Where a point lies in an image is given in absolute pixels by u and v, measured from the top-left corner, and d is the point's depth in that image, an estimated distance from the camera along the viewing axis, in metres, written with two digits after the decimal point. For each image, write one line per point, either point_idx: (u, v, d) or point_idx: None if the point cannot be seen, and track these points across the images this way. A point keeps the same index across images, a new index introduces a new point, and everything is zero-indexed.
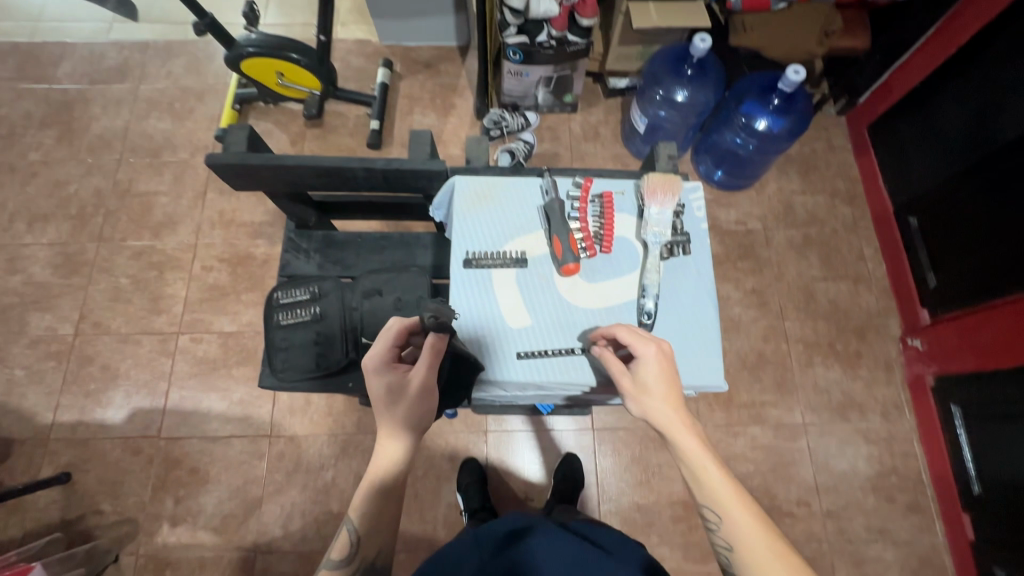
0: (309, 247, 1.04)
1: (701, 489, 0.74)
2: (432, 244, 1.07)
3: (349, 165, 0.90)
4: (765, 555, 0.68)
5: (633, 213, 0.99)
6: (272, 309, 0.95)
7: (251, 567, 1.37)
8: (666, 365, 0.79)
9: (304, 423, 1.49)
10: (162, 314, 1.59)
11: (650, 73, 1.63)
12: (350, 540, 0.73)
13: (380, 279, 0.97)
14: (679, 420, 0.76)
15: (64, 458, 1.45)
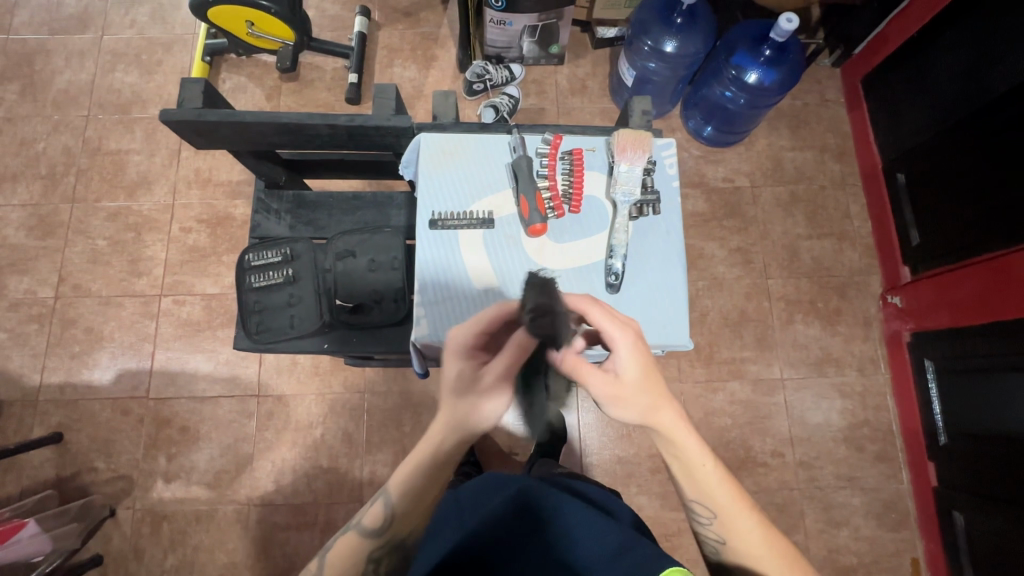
0: (280, 207, 1.01)
1: (698, 487, 0.72)
2: (405, 204, 1.04)
3: (311, 122, 0.86)
4: (757, 548, 0.70)
5: (603, 171, 0.98)
6: (244, 271, 0.96)
7: (246, 519, 1.42)
8: (644, 358, 0.71)
9: (291, 383, 1.51)
10: (143, 276, 1.57)
11: (638, 21, 1.53)
12: (382, 515, 0.70)
13: (353, 241, 0.97)
14: (665, 419, 0.71)
15: (55, 418, 1.46)
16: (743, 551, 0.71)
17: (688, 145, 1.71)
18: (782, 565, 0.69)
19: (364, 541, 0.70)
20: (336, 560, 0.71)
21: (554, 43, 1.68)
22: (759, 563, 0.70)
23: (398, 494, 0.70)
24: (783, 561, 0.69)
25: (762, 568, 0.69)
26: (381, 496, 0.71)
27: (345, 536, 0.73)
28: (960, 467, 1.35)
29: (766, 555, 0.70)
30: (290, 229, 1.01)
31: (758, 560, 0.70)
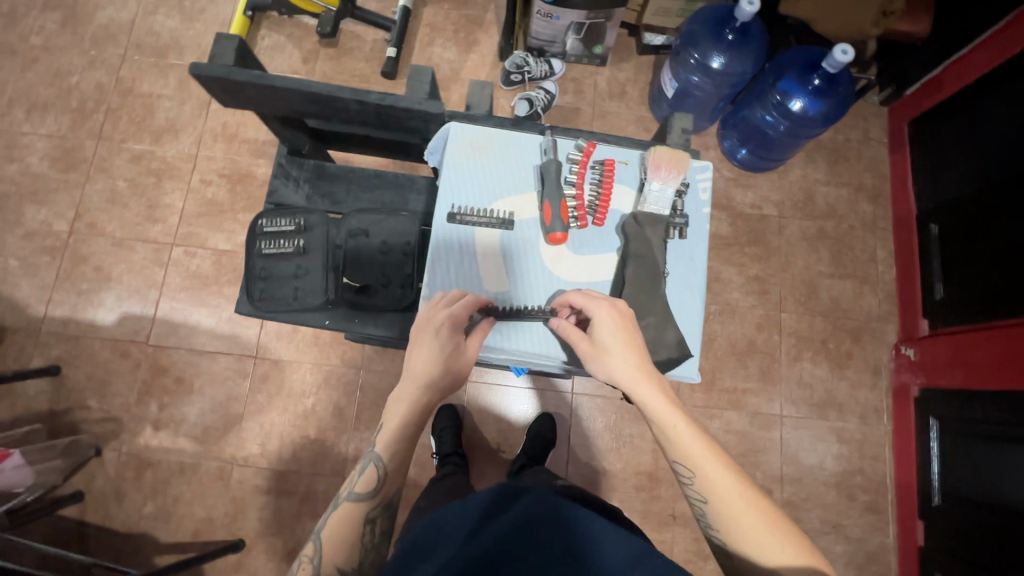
0: (298, 175, 1.00)
1: (674, 445, 0.72)
2: (426, 189, 1.02)
3: (340, 95, 0.84)
4: (739, 504, 0.67)
5: (633, 186, 0.95)
6: (254, 236, 0.95)
7: (228, 477, 1.43)
8: (622, 322, 0.79)
9: (290, 349, 1.51)
10: (158, 223, 1.57)
11: (687, 32, 1.50)
12: (377, 474, 0.79)
13: (367, 220, 0.96)
14: (642, 377, 0.76)
15: (55, 352, 1.48)
16: (726, 523, 0.67)
17: (720, 166, 1.67)
18: (770, 534, 0.65)
19: (361, 504, 0.78)
20: (334, 531, 0.76)
21: (599, 44, 1.65)
22: (745, 535, 0.66)
23: (389, 451, 0.79)
24: (772, 528, 0.65)
25: (755, 540, 0.65)
26: (372, 459, 0.80)
27: (339, 509, 0.79)
28: (950, 532, 1.32)
29: (747, 517, 0.66)
30: (307, 199, 1.00)
31: (744, 527, 0.66)
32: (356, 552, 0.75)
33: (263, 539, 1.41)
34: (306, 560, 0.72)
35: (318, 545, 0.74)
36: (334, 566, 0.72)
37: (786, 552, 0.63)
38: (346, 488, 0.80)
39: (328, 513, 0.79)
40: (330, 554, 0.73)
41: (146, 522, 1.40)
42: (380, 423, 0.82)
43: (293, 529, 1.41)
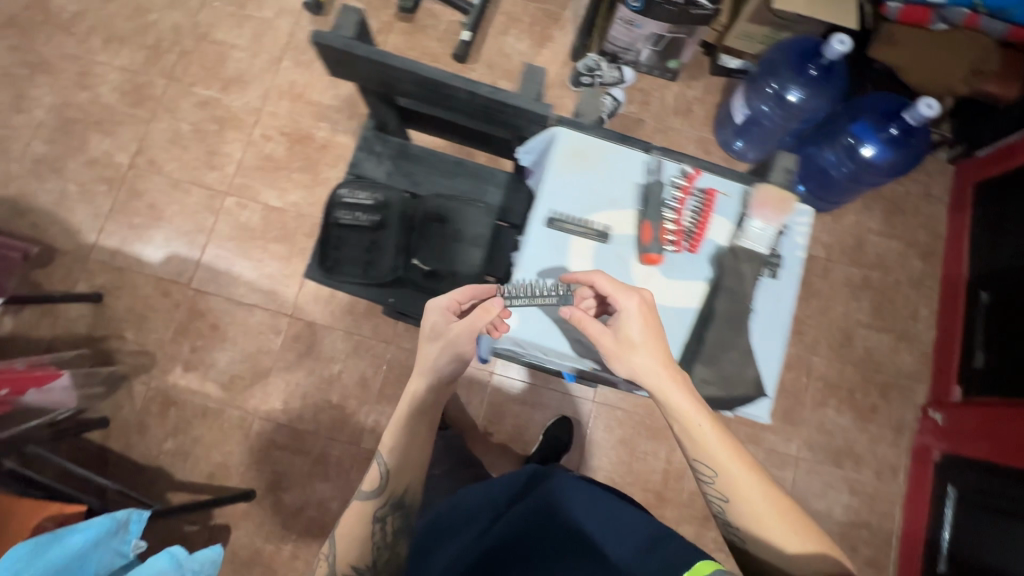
0: (383, 151, 1.02)
1: (699, 450, 0.76)
2: (505, 184, 1.04)
3: (453, 84, 0.86)
4: (758, 503, 0.73)
5: (732, 219, 0.96)
6: (333, 205, 0.96)
7: (248, 427, 1.47)
8: (647, 316, 0.81)
9: (325, 314, 1.53)
10: (215, 170, 1.60)
11: (768, 60, 1.49)
12: (380, 475, 0.84)
13: (446, 206, 0.99)
14: (670, 376, 0.78)
15: (100, 280, 1.51)
16: (747, 521, 0.73)
17: None
18: (783, 531, 0.71)
19: (368, 504, 0.83)
20: (349, 530, 0.82)
21: (674, 58, 1.65)
22: (765, 531, 0.72)
23: (392, 450, 0.85)
24: (786, 527, 0.71)
25: (771, 533, 0.71)
26: (376, 462, 0.85)
27: (351, 510, 0.84)
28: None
29: (766, 516, 0.72)
30: (388, 177, 1.02)
31: (763, 525, 0.72)
32: (368, 546, 0.81)
33: (273, 493, 1.44)
34: (323, 561, 0.81)
35: (334, 546, 0.82)
36: (349, 563, 0.79)
37: (798, 545, 0.70)
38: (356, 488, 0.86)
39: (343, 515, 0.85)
40: (345, 552, 0.81)
41: (164, 458, 1.44)
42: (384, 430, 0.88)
43: (303, 488, 1.44)
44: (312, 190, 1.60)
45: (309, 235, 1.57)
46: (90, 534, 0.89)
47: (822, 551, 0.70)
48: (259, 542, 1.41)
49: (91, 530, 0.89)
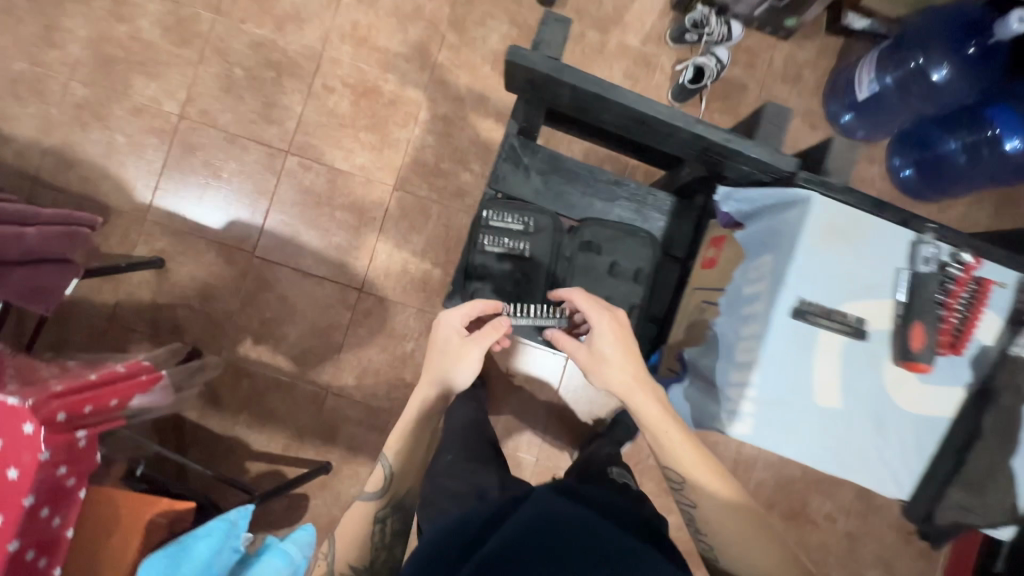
0: (529, 163, 1.03)
1: (666, 457, 0.84)
2: (669, 213, 1.05)
3: (675, 122, 0.79)
4: (721, 512, 0.79)
5: (1004, 316, 0.84)
6: (481, 230, 0.99)
7: (321, 401, 1.45)
8: (619, 333, 0.89)
9: (397, 290, 1.46)
10: (274, 126, 1.45)
11: (920, 29, 1.30)
12: (381, 479, 0.90)
13: (601, 235, 1.01)
14: (639, 390, 0.87)
15: (160, 244, 1.43)
16: (714, 521, 0.79)
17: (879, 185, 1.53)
18: (741, 534, 0.76)
19: (369, 505, 0.89)
20: (349, 533, 0.87)
21: (794, 16, 1.42)
22: (724, 533, 0.78)
23: (394, 453, 0.91)
24: (744, 531, 0.77)
25: (725, 536, 0.77)
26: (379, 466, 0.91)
27: (352, 513, 0.90)
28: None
29: (726, 519, 0.78)
30: (539, 196, 1.04)
31: (722, 526, 0.78)
32: (365, 547, 0.86)
33: (348, 466, 1.44)
34: (324, 561, 0.86)
35: (333, 547, 0.86)
36: (348, 563, 0.84)
37: (756, 550, 0.75)
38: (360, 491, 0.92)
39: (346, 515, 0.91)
40: (344, 552, 0.86)
41: (240, 428, 1.43)
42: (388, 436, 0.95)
43: (378, 462, 1.45)
44: (381, 152, 1.46)
45: (377, 204, 1.45)
46: (213, 544, 0.89)
47: (783, 556, 0.74)
48: (337, 510, 1.44)
49: (212, 539, 0.89)
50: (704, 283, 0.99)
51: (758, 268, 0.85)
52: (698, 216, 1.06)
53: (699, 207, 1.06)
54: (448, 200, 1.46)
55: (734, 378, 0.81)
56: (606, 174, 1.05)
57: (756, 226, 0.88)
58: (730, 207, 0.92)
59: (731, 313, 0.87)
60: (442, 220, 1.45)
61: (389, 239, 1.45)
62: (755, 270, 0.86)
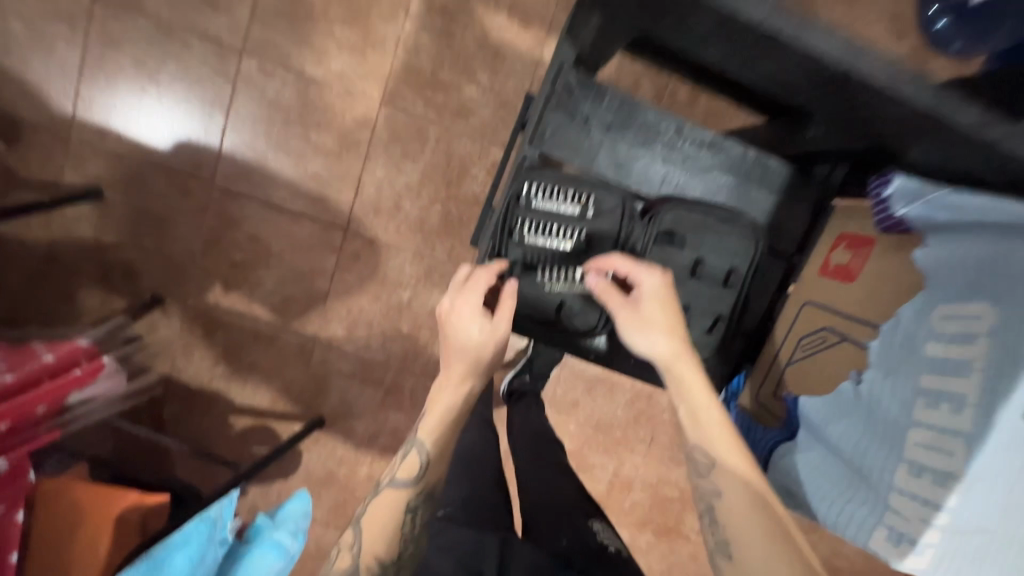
0: (591, 113, 0.67)
1: (690, 428, 0.53)
2: (805, 194, 0.67)
3: (897, 79, 0.45)
4: (761, 530, 0.46)
5: None
6: (513, 211, 0.67)
7: (308, 355, 1.24)
8: (669, 299, 0.59)
9: (388, 229, 1.19)
10: (221, 14, 1.10)
11: None
12: (419, 464, 0.56)
13: (694, 225, 0.65)
14: (680, 353, 0.56)
15: (95, 169, 1.15)
16: (740, 522, 0.48)
17: None
18: (772, 545, 0.45)
19: (399, 493, 0.56)
20: (373, 524, 0.54)
21: None
22: (747, 536, 0.46)
23: (435, 438, 0.57)
24: (778, 538, 0.46)
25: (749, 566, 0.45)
26: (412, 446, 0.57)
27: (377, 500, 0.56)
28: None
29: (756, 517, 0.47)
30: (597, 163, 0.69)
31: (749, 528, 0.47)
32: (396, 541, 0.54)
33: (341, 427, 1.27)
34: (345, 551, 0.53)
35: (359, 531, 0.54)
36: (375, 559, 0.52)
37: (785, 568, 0.44)
38: (383, 475, 0.58)
39: (367, 500, 0.58)
40: (371, 543, 0.53)
41: (218, 382, 1.24)
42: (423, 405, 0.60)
43: (375, 419, 1.27)
44: (363, 52, 1.12)
45: (359, 123, 1.15)
46: (192, 554, 0.80)
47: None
48: (333, 465, 1.29)
49: (191, 549, 0.79)
50: (822, 298, 0.60)
51: (962, 304, 0.44)
52: (828, 196, 0.66)
53: (832, 182, 0.66)
54: (450, 120, 1.15)
55: (903, 480, 0.44)
56: (700, 128, 0.68)
57: (952, 235, 0.47)
58: (911, 205, 0.51)
59: (896, 370, 0.48)
60: (441, 144, 1.16)
61: (377, 168, 1.16)
62: (954, 305, 0.45)
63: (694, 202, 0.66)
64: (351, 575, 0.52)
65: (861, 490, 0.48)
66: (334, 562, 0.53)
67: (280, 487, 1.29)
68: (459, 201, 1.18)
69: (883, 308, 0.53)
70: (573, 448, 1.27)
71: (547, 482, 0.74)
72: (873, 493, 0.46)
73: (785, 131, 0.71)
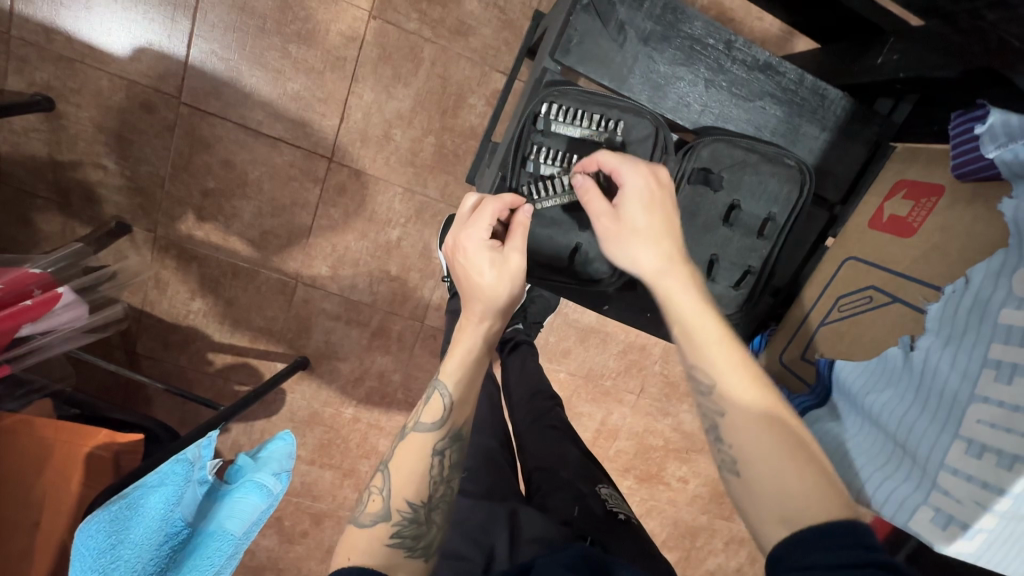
0: (634, 23, 0.56)
1: (683, 344, 0.48)
2: (863, 132, 0.59)
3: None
4: (777, 449, 0.41)
5: None
6: (528, 138, 0.59)
7: (291, 293, 1.17)
8: (656, 201, 0.52)
9: (377, 162, 1.09)
10: None
11: None
12: (443, 404, 0.52)
13: (730, 160, 0.58)
14: (674, 267, 0.50)
15: (41, 75, 1.00)
16: (747, 442, 0.42)
17: None
18: (785, 457, 0.41)
19: (422, 437, 0.51)
20: (400, 467, 0.50)
21: None
22: (754, 451, 0.42)
23: (457, 376, 0.53)
24: (791, 453, 0.41)
25: (771, 486, 0.40)
26: (433, 387, 0.53)
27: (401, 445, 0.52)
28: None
29: (763, 434, 0.42)
30: (629, 80, 0.58)
31: (758, 447, 0.42)
32: (426, 484, 0.49)
33: (326, 369, 1.23)
34: (375, 494, 0.49)
35: (387, 475, 0.50)
36: (405, 502, 0.48)
37: (801, 484, 0.39)
38: (406, 421, 0.54)
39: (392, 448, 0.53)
40: (399, 485, 0.49)
41: (195, 318, 1.18)
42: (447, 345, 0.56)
43: (361, 361, 1.23)
44: None
45: (345, 37, 1.01)
46: (168, 496, 0.78)
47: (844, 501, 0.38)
48: (317, 405, 1.25)
49: (167, 491, 0.77)
50: (870, 253, 0.52)
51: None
52: (886, 135, 0.59)
53: (894, 120, 0.58)
54: (447, 40, 1.03)
55: (957, 457, 0.37)
56: (752, 45, 0.58)
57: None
58: (1003, 147, 0.42)
59: (959, 336, 0.40)
60: (436, 68, 1.04)
61: (365, 91, 1.04)
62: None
63: (735, 135, 0.58)
64: (383, 518, 0.47)
65: (902, 466, 0.40)
66: (364, 506, 0.49)
67: (263, 425, 1.27)
68: (454, 133, 1.08)
69: (951, 269, 0.44)
70: (564, 396, 1.24)
71: (548, 443, 0.71)
72: (917, 470, 0.39)
73: (849, 60, 0.61)
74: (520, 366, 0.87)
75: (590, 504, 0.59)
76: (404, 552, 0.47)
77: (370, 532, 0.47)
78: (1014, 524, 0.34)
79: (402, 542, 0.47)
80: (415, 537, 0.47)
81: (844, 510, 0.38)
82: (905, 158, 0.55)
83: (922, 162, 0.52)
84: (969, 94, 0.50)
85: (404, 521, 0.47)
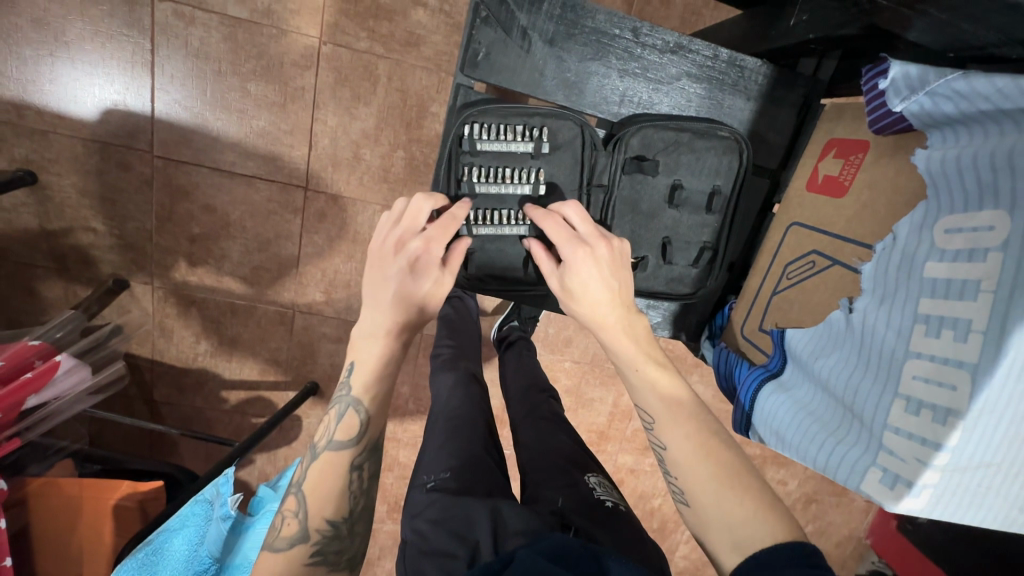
0: (536, 27, 0.56)
1: (630, 386, 0.52)
2: (784, 96, 0.60)
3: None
4: (712, 474, 0.45)
5: None
6: (455, 161, 0.59)
7: (290, 323, 1.20)
8: (613, 269, 0.53)
9: (351, 183, 1.10)
10: None
11: None
12: (358, 422, 0.51)
13: (662, 141, 0.59)
14: (615, 323, 0.53)
15: (20, 151, 1.03)
16: (689, 472, 0.46)
17: None
18: (723, 488, 0.44)
19: (336, 455, 0.51)
20: (316, 486, 0.50)
21: None
22: (695, 481, 0.45)
23: (369, 390, 0.52)
24: (732, 484, 0.44)
25: (716, 508, 0.44)
26: (347, 404, 0.52)
27: (315, 466, 0.51)
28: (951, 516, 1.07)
29: (702, 468, 0.45)
30: (544, 83, 0.58)
31: (698, 477, 0.45)
32: (345, 500, 0.50)
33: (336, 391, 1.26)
34: (289, 518, 0.49)
35: (302, 498, 0.50)
36: (325, 521, 0.49)
37: (743, 510, 0.43)
38: (317, 437, 0.53)
39: (303, 466, 0.53)
40: (316, 506, 0.49)
41: (204, 359, 1.21)
42: (348, 355, 0.55)
43: None
44: None
45: (299, 67, 1.02)
46: (192, 537, 0.84)
47: (787, 524, 0.42)
48: None
49: (189, 533, 0.83)
50: (809, 217, 0.53)
51: (969, 212, 0.36)
52: (814, 95, 0.59)
53: (819, 79, 0.59)
54: (400, 53, 1.03)
55: (898, 416, 0.36)
56: (660, 29, 0.58)
57: (963, 131, 0.39)
58: (909, 99, 0.42)
59: (892, 294, 0.40)
60: (394, 82, 1.04)
61: (328, 116, 1.05)
62: (962, 212, 0.37)
63: (661, 118, 0.59)
64: (301, 540, 0.48)
65: (853, 429, 0.40)
66: (279, 531, 0.49)
67: (286, 452, 1.31)
68: (422, 143, 1.09)
69: (879, 228, 0.45)
70: (571, 384, 1.25)
71: (542, 438, 0.74)
72: (866, 433, 0.39)
73: (760, 24, 0.61)
74: (517, 359, 0.94)
75: (578, 493, 0.62)
76: (327, 568, 0.48)
77: (289, 553, 0.48)
78: (955, 475, 0.33)
79: (325, 560, 0.48)
80: (337, 552, 0.49)
81: (784, 532, 0.41)
82: (834, 116, 0.55)
83: (850, 117, 0.52)
84: (884, 45, 0.49)
85: (324, 540, 0.49)
